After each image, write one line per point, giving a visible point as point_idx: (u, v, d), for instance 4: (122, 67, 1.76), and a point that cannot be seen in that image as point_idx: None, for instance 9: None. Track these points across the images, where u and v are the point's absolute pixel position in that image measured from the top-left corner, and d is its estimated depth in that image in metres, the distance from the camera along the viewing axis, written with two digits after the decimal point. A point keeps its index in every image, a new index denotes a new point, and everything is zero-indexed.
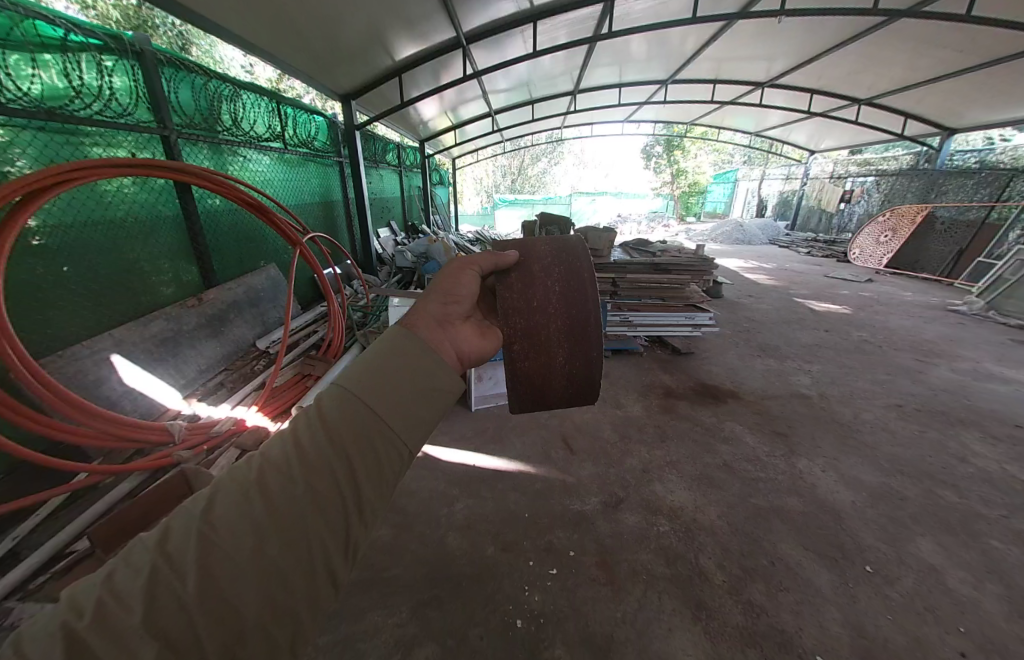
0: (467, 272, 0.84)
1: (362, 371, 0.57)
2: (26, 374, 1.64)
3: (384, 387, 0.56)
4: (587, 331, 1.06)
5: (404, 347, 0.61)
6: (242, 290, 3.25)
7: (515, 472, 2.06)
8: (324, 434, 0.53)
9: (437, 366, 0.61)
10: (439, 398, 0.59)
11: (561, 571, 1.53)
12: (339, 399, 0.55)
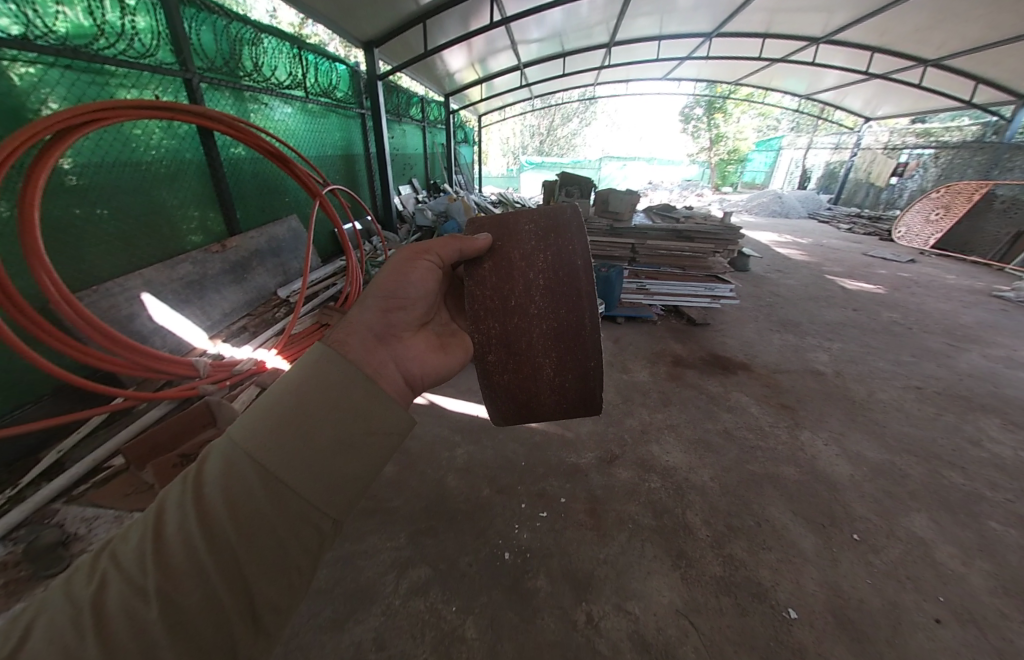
0: (418, 275, 0.80)
1: (259, 429, 0.50)
2: (67, 307, 1.75)
3: (286, 446, 0.49)
4: (579, 332, 0.93)
5: (318, 385, 0.53)
6: (264, 240, 3.33)
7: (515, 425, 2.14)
8: (203, 517, 0.46)
9: (362, 403, 0.54)
10: (368, 444, 0.54)
11: (551, 515, 1.61)
12: (226, 468, 0.48)
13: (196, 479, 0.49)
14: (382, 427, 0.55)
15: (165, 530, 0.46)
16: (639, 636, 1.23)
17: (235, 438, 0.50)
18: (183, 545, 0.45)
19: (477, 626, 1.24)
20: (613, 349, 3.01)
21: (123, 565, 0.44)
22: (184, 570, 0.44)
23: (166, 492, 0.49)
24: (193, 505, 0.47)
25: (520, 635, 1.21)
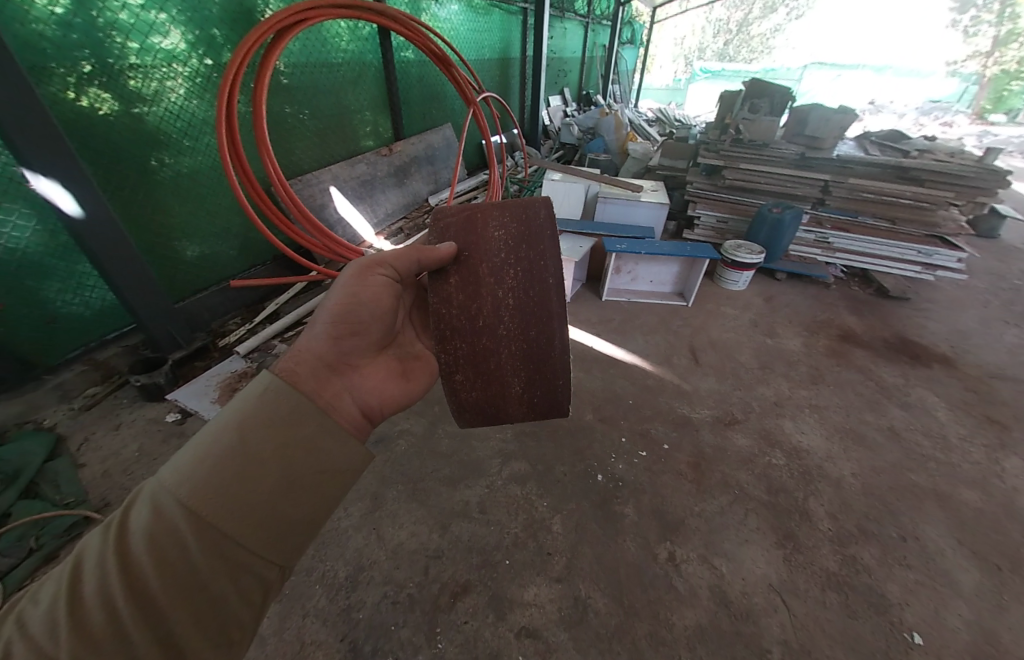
0: (365, 298, 0.79)
1: (194, 472, 0.46)
2: (281, 189, 2.15)
3: (226, 492, 0.45)
4: (547, 351, 0.92)
5: (267, 419, 0.51)
6: (422, 147, 3.58)
7: (629, 362, 2.07)
8: (123, 574, 0.41)
9: (316, 437, 0.52)
10: (321, 480, 0.52)
11: (651, 456, 1.60)
12: (157, 513, 0.44)
13: (118, 528, 0.44)
14: (339, 461, 0.54)
15: (73, 595, 0.41)
16: (721, 591, 1.22)
17: (165, 481, 0.45)
18: (104, 609, 0.40)
19: (563, 525, 1.36)
20: (762, 307, 2.59)
21: (25, 638, 0.39)
22: (99, 642, 0.39)
23: (82, 548, 0.43)
24: (110, 562, 0.42)
25: (601, 547, 1.30)
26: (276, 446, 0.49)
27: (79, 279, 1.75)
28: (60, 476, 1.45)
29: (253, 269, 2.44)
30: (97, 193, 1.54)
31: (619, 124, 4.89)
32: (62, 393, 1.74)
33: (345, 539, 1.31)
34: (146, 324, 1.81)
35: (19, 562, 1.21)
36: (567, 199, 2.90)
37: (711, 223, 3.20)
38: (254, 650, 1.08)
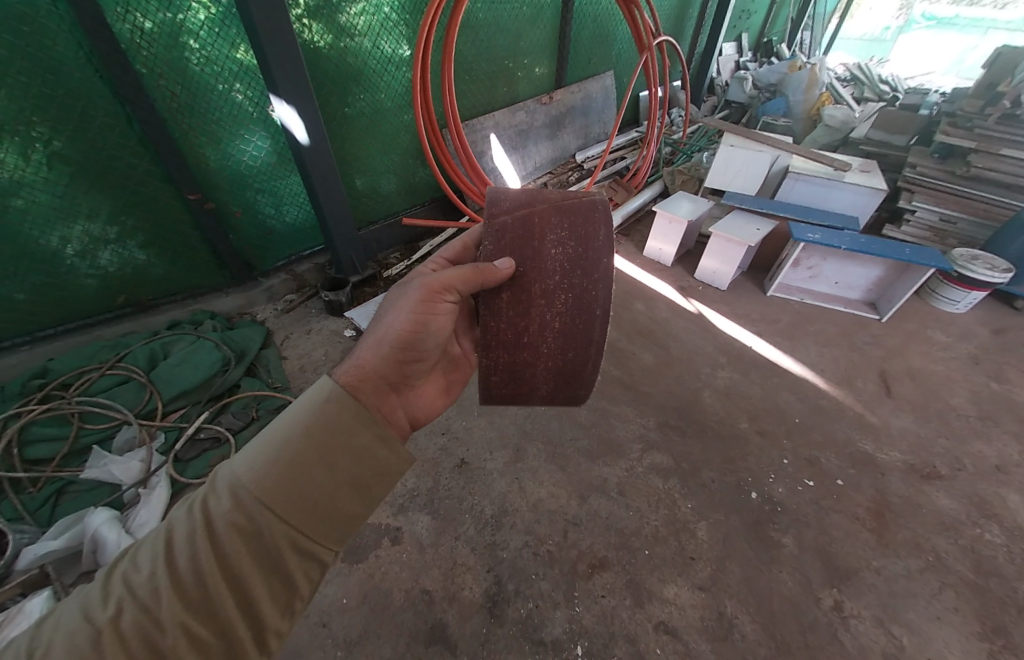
0: (433, 320, 0.72)
1: (265, 467, 0.48)
2: (456, 131, 2.18)
3: (294, 487, 0.48)
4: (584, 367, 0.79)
5: (330, 422, 0.52)
6: (580, 97, 3.21)
7: (798, 374, 1.80)
8: (208, 550, 0.45)
9: (369, 441, 0.54)
10: (372, 479, 0.54)
11: (819, 488, 1.40)
12: (232, 503, 0.47)
13: (201, 509, 0.47)
14: (390, 464, 0.55)
15: (171, 560, 0.44)
16: None
17: (240, 474, 0.48)
18: (195, 578, 0.44)
19: (711, 532, 1.27)
20: (988, 340, 2.02)
21: (136, 596, 0.42)
22: (196, 603, 0.43)
23: (174, 519, 0.47)
24: (197, 539, 0.45)
25: (754, 569, 1.20)
26: (344, 444, 0.52)
27: (290, 197, 2.00)
28: (271, 363, 1.73)
29: (414, 208, 2.56)
30: (319, 121, 1.66)
31: (812, 81, 3.97)
32: (270, 294, 2.08)
33: (491, 481, 1.38)
34: (335, 246, 2.01)
35: (246, 424, 1.50)
36: (746, 170, 2.53)
37: (928, 222, 2.54)
38: (415, 554, 1.21)
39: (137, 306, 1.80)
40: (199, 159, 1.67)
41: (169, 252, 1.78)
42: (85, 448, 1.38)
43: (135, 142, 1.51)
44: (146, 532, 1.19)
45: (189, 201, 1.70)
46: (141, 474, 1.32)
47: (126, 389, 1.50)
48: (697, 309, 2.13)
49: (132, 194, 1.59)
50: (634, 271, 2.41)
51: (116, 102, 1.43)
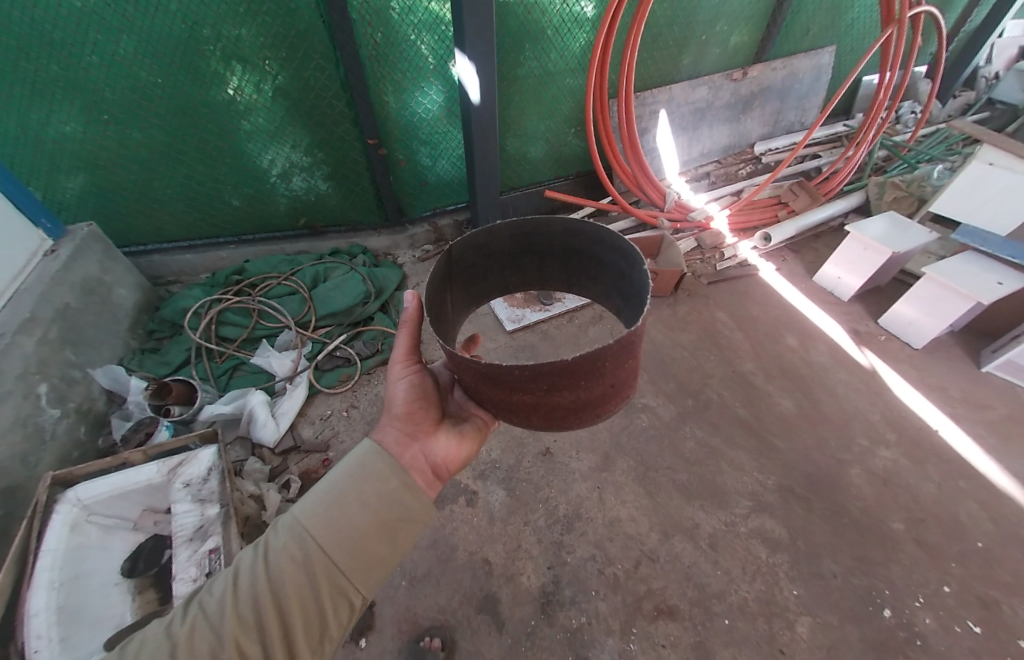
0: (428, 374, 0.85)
1: (319, 514, 0.56)
2: (625, 102, 2.01)
3: (338, 530, 0.56)
4: (542, 391, 0.61)
5: (369, 472, 0.62)
6: (782, 75, 2.69)
7: (1001, 485, 1.37)
8: (268, 583, 0.52)
9: (398, 486, 0.62)
10: (398, 526, 0.60)
11: (991, 643, 1.07)
12: (291, 542, 0.54)
13: (264, 549, 0.54)
14: (415, 510, 0.63)
15: (239, 589, 0.51)
16: None
17: (298, 518, 0.56)
18: (253, 607, 0.50)
19: (813, 634, 1.08)
20: None
21: (208, 618, 0.49)
22: (252, 629, 0.49)
23: (243, 555, 0.54)
24: (259, 572, 0.52)
25: None
26: (374, 495, 0.59)
27: (447, 153, 2.09)
28: (400, 303, 1.90)
29: (557, 180, 2.48)
30: (494, 80, 1.65)
31: None
32: (412, 241, 2.26)
33: (572, 480, 1.35)
34: (477, 207, 2.07)
35: (372, 354, 1.69)
36: (1005, 199, 1.90)
37: None
38: (484, 523, 1.25)
39: (312, 230, 2.11)
40: (384, 108, 1.81)
41: (343, 188, 2.02)
42: (257, 338, 1.70)
43: (338, 86, 1.69)
44: (285, 421, 1.44)
45: (368, 145, 1.87)
46: (289, 371, 1.58)
47: (292, 299, 1.79)
48: (868, 363, 1.74)
49: (327, 132, 1.81)
50: (792, 297, 2.05)
51: (331, 46, 1.58)
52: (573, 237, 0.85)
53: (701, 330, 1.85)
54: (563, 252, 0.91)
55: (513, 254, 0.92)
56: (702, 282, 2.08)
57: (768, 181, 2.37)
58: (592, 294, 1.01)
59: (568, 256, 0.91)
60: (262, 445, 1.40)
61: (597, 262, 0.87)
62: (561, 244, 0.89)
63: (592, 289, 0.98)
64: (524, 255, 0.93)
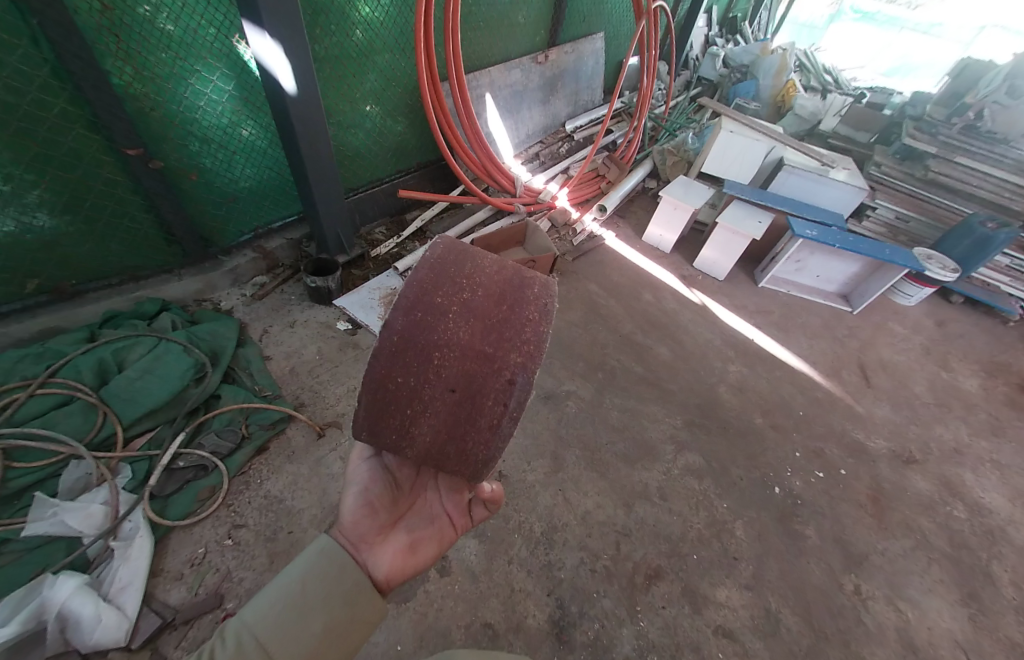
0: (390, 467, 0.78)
1: (277, 612, 0.47)
2: (456, 85, 1.90)
3: (295, 631, 0.47)
4: (419, 383, 0.64)
5: (329, 569, 0.53)
6: (573, 58, 2.96)
7: (796, 366, 1.93)
8: None
9: (359, 588, 0.54)
10: (352, 632, 0.51)
11: (829, 479, 1.53)
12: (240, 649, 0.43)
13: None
14: (368, 614, 0.54)
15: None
16: (908, 635, 1.20)
17: (249, 623, 0.46)
18: None
19: (747, 531, 1.34)
20: (935, 332, 2.27)
21: None
22: None
23: None
24: None
25: (788, 563, 1.29)
26: (331, 593, 0.51)
27: (254, 159, 1.62)
28: (252, 365, 1.46)
29: (399, 176, 2.21)
30: (308, 63, 1.34)
31: (781, 67, 4.05)
32: (235, 277, 1.73)
33: (534, 494, 1.31)
34: (320, 221, 1.70)
35: (237, 446, 1.25)
36: (741, 158, 2.58)
37: (886, 218, 2.68)
38: (468, 584, 1.11)
39: (55, 293, 1.38)
40: (140, 103, 1.28)
41: (97, 225, 1.36)
42: (16, 493, 1.05)
43: (47, 72, 1.10)
44: (133, 597, 0.96)
45: (126, 157, 1.30)
46: (106, 522, 1.04)
47: (67, 412, 1.16)
48: (701, 300, 2.18)
49: (44, 145, 1.17)
50: (635, 257, 2.37)
51: (13, 10, 1.00)
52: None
53: (583, 306, 1.99)
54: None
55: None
56: (569, 260, 2.22)
57: (589, 155, 2.62)
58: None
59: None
60: (106, 651, 0.90)
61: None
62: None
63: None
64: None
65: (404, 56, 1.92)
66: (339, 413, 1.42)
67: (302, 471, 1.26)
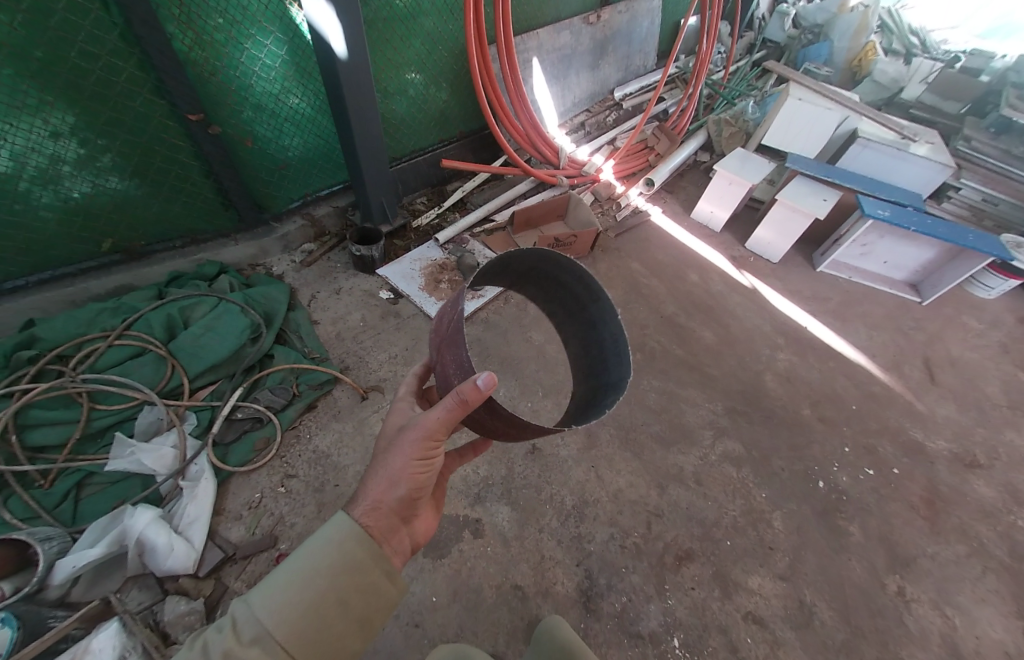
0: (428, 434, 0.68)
1: (290, 605, 0.45)
2: (505, 49, 1.83)
3: (312, 627, 0.45)
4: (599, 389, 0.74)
5: (348, 557, 0.50)
6: (627, 18, 2.77)
7: (851, 358, 1.82)
8: None
9: (382, 577, 0.52)
10: (374, 615, 0.50)
11: (879, 477, 1.45)
12: (254, 647, 0.42)
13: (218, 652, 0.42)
14: (391, 595, 0.52)
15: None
16: (953, 641, 1.15)
17: (263, 615, 0.44)
18: None
19: (785, 522, 1.31)
20: (1016, 329, 2.06)
21: None
22: None
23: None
24: None
25: (827, 558, 1.25)
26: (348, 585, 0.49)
27: (304, 126, 1.64)
28: (302, 328, 1.53)
29: (442, 145, 2.19)
30: (360, 24, 1.31)
31: (861, 27, 3.63)
32: (285, 243, 1.79)
33: (567, 468, 1.33)
34: (366, 189, 1.72)
35: (289, 402, 1.33)
36: (809, 130, 2.37)
37: (969, 200, 2.39)
38: (499, 548, 1.16)
39: (127, 252, 1.48)
40: (200, 68, 1.31)
41: (162, 189, 1.44)
42: (100, 432, 1.17)
43: (117, 37, 1.14)
44: (199, 531, 1.06)
45: (188, 122, 1.34)
46: (176, 464, 1.14)
47: (141, 363, 1.26)
48: (751, 284, 2.06)
49: (115, 109, 1.23)
50: (682, 235, 2.26)
51: None
52: (537, 261, 0.72)
53: (624, 284, 1.93)
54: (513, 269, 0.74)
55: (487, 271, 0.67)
56: (611, 237, 2.14)
57: (638, 125, 2.48)
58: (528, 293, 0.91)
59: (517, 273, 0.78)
60: (177, 576, 1.00)
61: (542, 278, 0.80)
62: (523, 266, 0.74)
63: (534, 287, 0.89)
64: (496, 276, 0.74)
65: (452, 18, 1.86)
66: (382, 377, 1.47)
67: (347, 429, 1.32)
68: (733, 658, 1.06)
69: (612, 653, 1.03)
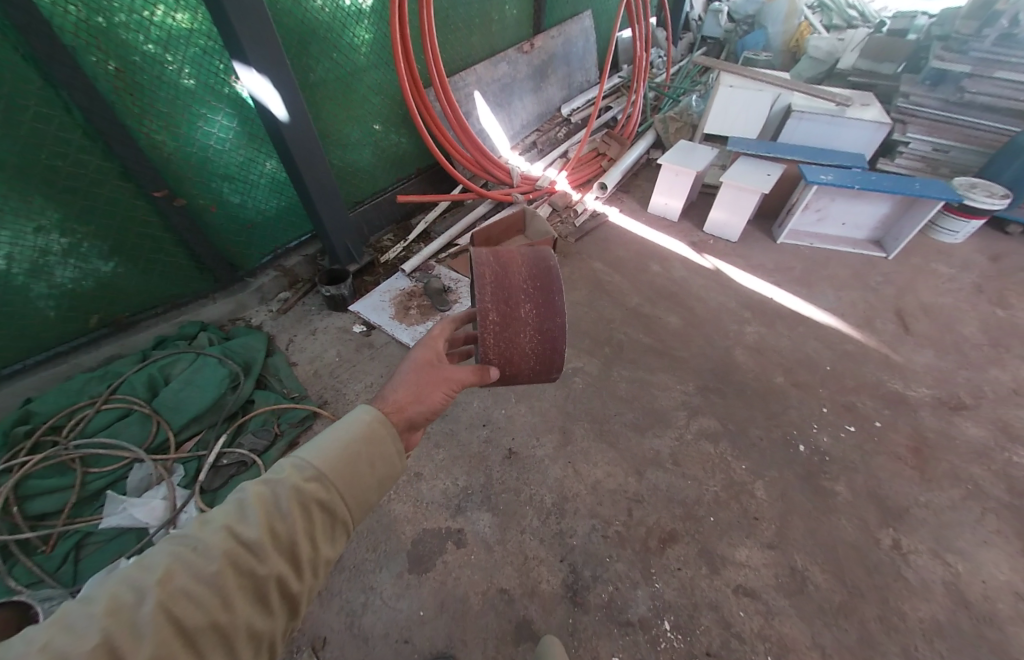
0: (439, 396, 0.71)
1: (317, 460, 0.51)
2: (441, 88, 1.96)
3: (337, 478, 0.51)
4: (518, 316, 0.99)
5: (370, 433, 0.55)
6: (561, 42, 2.95)
7: (822, 321, 1.82)
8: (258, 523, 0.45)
9: (395, 450, 0.56)
10: (386, 480, 0.55)
11: (861, 433, 1.44)
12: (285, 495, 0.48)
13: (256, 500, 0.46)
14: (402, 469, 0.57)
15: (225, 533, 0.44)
16: (958, 589, 1.12)
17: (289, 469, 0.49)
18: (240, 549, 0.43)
19: (768, 490, 1.30)
20: (988, 268, 2.05)
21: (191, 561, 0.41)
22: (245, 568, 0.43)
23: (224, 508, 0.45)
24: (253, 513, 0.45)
25: (815, 520, 1.24)
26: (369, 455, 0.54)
27: (263, 185, 1.77)
28: (281, 371, 1.61)
29: (401, 183, 2.32)
30: (295, 88, 1.45)
31: (791, 11, 3.82)
32: (262, 295, 1.90)
33: (544, 468, 1.35)
34: (329, 235, 1.83)
35: (271, 442, 1.39)
36: (746, 114, 2.48)
37: (921, 152, 2.46)
38: (483, 554, 1.17)
39: (114, 325, 1.59)
40: (160, 150, 1.45)
41: (140, 262, 1.56)
42: (95, 493, 1.24)
43: (80, 135, 1.28)
44: None
45: (155, 199, 1.47)
46: (166, 514, 1.19)
47: (128, 422, 1.35)
48: (713, 265, 2.10)
49: (87, 198, 1.36)
50: (641, 230, 2.33)
51: (46, 86, 1.18)
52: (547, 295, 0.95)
53: (588, 285, 1.99)
54: (547, 348, 0.94)
55: (556, 343, 0.95)
56: (571, 242, 2.22)
57: (585, 135, 2.60)
58: (491, 293, 0.90)
59: (543, 327, 0.92)
60: None
61: (542, 303, 0.93)
62: (553, 327, 0.93)
63: (523, 277, 0.94)
64: (534, 354, 0.93)
65: (388, 70, 2.00)
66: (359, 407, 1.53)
67: None
68: (726, 633, 1.05)
69: (603, 644, 1.03)
